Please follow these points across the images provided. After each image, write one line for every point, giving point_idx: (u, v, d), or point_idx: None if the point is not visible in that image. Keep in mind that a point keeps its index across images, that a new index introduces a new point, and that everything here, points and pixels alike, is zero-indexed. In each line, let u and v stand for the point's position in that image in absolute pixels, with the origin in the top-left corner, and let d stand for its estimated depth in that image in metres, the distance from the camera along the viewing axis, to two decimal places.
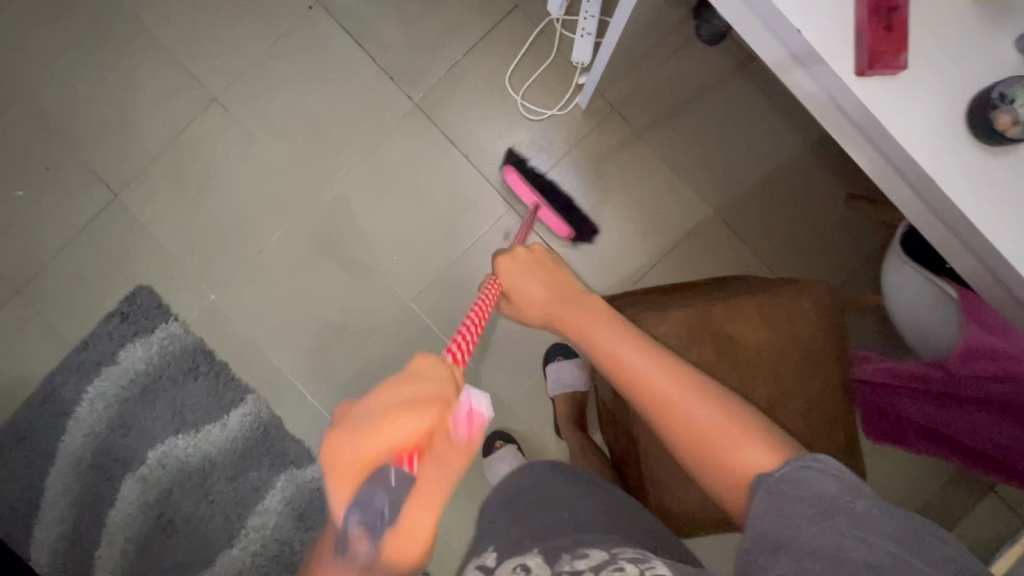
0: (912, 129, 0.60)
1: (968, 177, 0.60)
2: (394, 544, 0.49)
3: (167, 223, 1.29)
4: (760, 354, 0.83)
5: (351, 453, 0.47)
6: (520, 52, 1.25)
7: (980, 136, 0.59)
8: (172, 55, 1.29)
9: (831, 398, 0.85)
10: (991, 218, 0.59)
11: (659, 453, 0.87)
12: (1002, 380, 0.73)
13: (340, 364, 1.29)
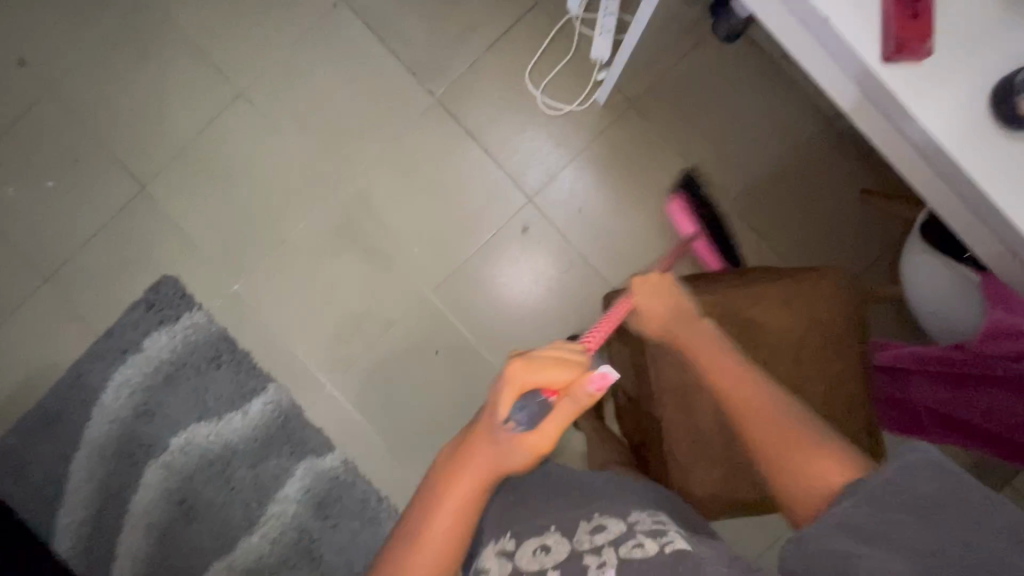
0: (936, 115, 0.61)
1: (992, 164, 0.61)
2: (532, 442, 0.67)
3: (192, 214, 1.32)
4: (780, 338, 0.85)
5: (526, 371, 0.68)
6: (540, 49, 1.27)
7: (1004, 121, 0.60)
8: (200, 51, 1.33)
9: (851, 383, 0.86)
10: (1015, 201, 0.61)
11: (682, 434, 0.89)
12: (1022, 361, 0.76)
13: (360, 355, 1.31)
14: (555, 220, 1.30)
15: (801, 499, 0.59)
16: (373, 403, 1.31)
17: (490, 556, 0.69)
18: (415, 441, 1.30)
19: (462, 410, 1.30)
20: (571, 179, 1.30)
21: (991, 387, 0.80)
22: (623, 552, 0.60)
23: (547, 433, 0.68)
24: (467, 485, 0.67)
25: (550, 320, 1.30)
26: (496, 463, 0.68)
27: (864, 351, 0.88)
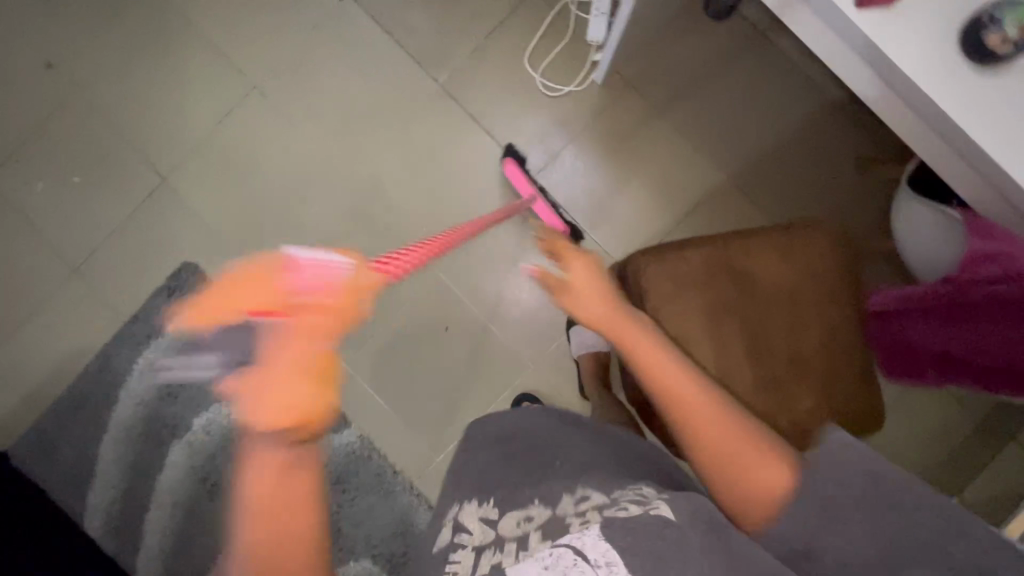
0: (907, 54, 0.66)
1: (965, 102, 0.65)
2: (269, 382, 0.48)
3: (210, 202, 1.38)
4: (776, 286, 0.91)
5: (209, 299, 0.49)
6: (538, 32, 1.32)
7: (974, 59, 0.64)
8: (217, 49, 1.39)
9: (846, 327, 0.92)
10: (987, 131, 0.65)
11: None
12: (1009, 282, 0.76)
13: (373, 333, 1.36)
14: (558, 196, 1.34)
15: (741, 501, 0.61)
16: (386, 379, 1.35)
17: (474, 520, 0.71)
18: (428, 414, 1.34)
19: (473, 385, 1.34)
20: (572, 157, 1.34)
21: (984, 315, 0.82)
22: (607, 513, 0.60)
23: (293, 380, 0.48)
24: (271, 465, 0.51)
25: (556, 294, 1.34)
26: (251, 432, 0.50)
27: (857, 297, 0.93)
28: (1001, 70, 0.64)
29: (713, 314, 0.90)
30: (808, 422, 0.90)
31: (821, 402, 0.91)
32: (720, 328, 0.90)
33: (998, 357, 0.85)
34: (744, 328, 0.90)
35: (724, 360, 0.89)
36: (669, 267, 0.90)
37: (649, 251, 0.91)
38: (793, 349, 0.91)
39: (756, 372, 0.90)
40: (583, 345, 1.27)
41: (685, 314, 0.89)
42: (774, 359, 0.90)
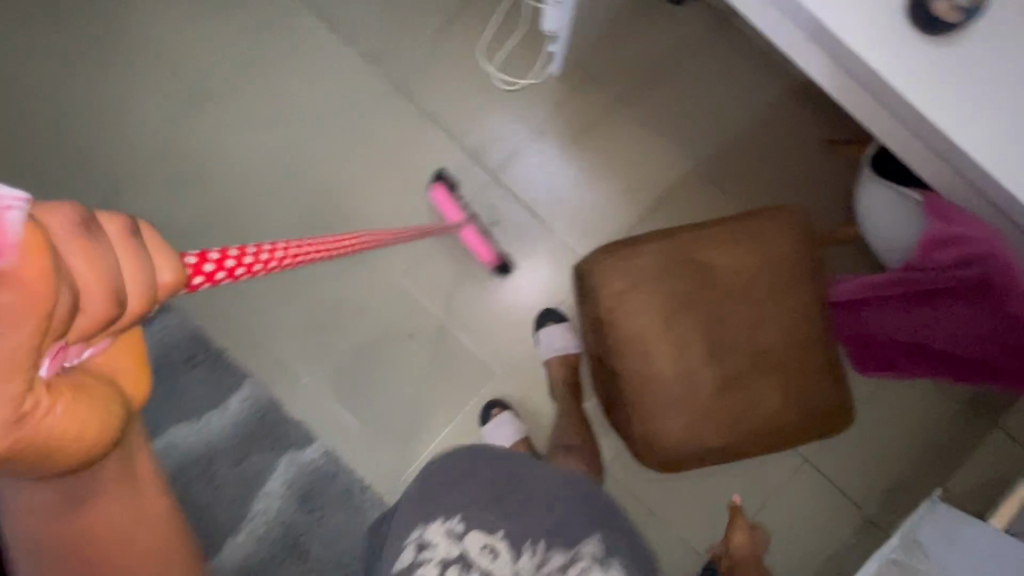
0: (847, 18, 0.63)
1: (913, 72, 0.64)
2: None
3: (158, 215, 1.31)
4: (737, 280, 0.93)
5: None
6: (491, 25, 1.28)
7: (915, 22, 0.63)
8: (159, 55, 1.33)
9: (810, 321, 0.93)
10: (922, 97, 0.64)
11: (646, 381, 0.92)
12: (967, 264, 0.77)
13: (335, 344, 1.30)
14: (520, 195, 1.29)
15: None
16: (350, 391, 1.30)
17: (437, 534, 0.78)
18: (394, 426, 1.30)
19: (440, 393, 1.29)
20: (535, 152, 1.29)
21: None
22: None
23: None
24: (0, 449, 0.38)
25: (523, 295, 1.29)
26: None
27: (823, 288, 0.95)
28: (946, 40, 0.64)
29: (672, 312, 0.92)
30: (772, 418, 0.94)
31: (785, 397, 0.94)
32: (681, 326, 0.92)
33: (947, 336, 0.89)
34: (705, 326, 0.92)
35: (686, 359, 0.92)
36: (625, 267, 0.93)
37: (603, 253, 0.95)
38: (757, 345, 0.93)
39: (719, 369, 0.93)
40: (552, 349, 1.23)
41: (642, 312, 0.92)
42: (738, 356, 0.93)
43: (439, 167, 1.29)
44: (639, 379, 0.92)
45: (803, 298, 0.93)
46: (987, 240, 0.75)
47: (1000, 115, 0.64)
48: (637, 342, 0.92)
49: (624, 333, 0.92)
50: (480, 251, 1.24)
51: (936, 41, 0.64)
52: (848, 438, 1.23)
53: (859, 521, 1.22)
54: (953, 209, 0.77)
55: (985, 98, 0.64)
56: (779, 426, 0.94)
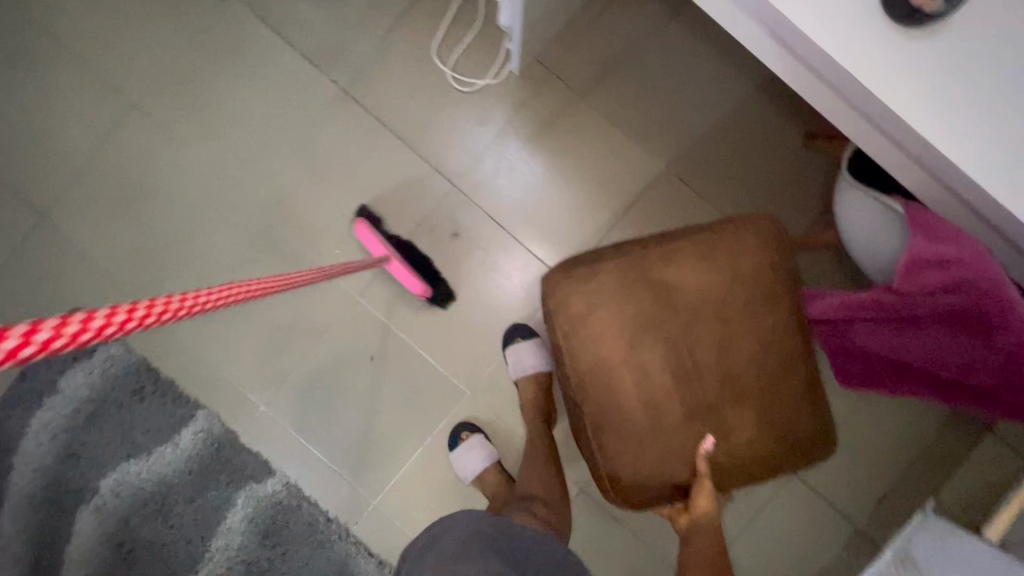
0: (815, 12, 0.57)
1: (875, 58, 0.58)
2: None
3: (97, 239, 1.22)
4: (703, 300, 0.89)
5: None
6: (445, 22, 1.18)
7: (896, 15, 0.56)
8: (83, 62, 1.22)
9: (781, 341, 0.90)
10: (900, 96, 0.58)
11: (606, 408, 0.88)
12: (956, 292, 0.71)
13: (292, 369, 1.22)
14: (482, 204, 1.21)
15: None
16: (310, 419, 1.22)
17: None
18: (358, 454, 1.22)
19: (406, 417, 1.22)
20: (498, 157, 1.21)
21: (929, 325, 0.76)
22: None
23: None
24: None
25: (491, 310, 1.22)
26: None
27: (796, 304, 0.91)
28: (921, 29, 0.57)
29: (635, 337, 0.88)
30: (743, 446, 0.90)
31: (756, 423, 0.90)
32: (645, 351, 0.88)
33: (949, 368, 0.77)
34: (670, 350, 0.88)
35: (651, 386, 0.88)
36: (584, 289, 0.89)
37: (562, 272, 0.91)
38: (725, 369, 0.89)
39: (686, 397, 0.89)
40: (522, 368, 1.16)
41: (603, 337, 0.88)
42: (706, 382, 0.89)
43: (360, 207, 1.20)
44: (601, 409, 0.88)
45: (771, 315, 0.90)
46: (973, 265, 0.69)
47: (972, 108, 0.58)
48: (598, 369, 0.88)
49: (585, 359, 0.88)
50: (410, 285, 1.16)
51: (917, 36, 0.57)
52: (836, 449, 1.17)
53: (848, 534, 1.16)
54: (948, 225, 0.70)
55: (968, 96, 0.58)
56: (750, 455, 0.91)
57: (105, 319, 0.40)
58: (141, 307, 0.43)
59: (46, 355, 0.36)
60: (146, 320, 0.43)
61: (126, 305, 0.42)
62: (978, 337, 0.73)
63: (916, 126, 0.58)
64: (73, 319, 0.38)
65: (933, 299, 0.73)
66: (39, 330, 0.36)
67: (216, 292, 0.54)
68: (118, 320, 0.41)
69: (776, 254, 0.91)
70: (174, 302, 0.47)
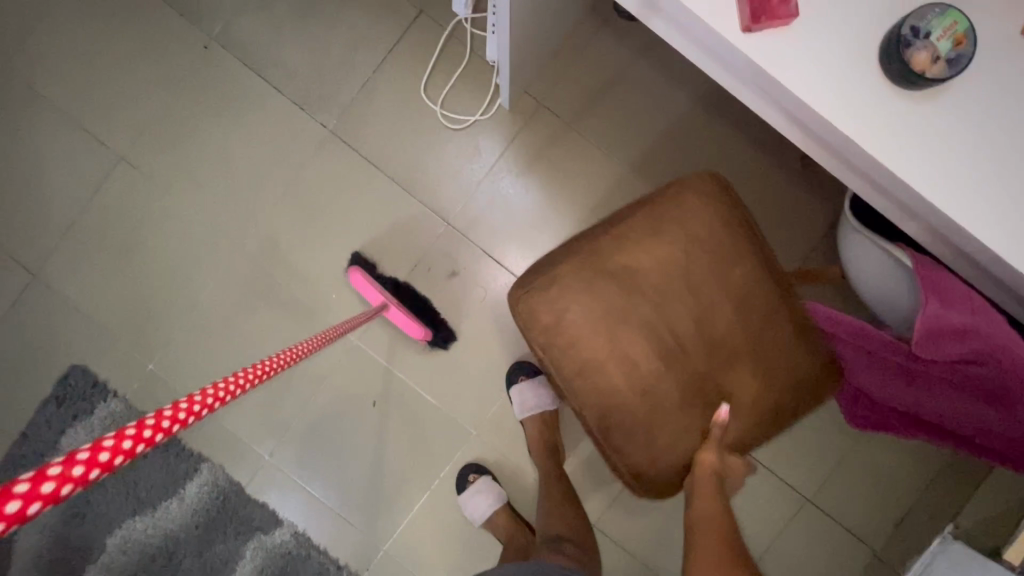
0: (814, 82, 0.56)
1: (876, 130, 0.57)
2: None
3: (92, 295, 1.21)
4: (666, 270, 0.87)
5: None
6: (432, 61, 1.17)
7: (898, 81, 0.56)
8: (69, 117, 1.20)
9: (755, 293, 0.89)
10: (905, 162, 0.57)
11: (603, 408, 0.86)
12: (976, 363, 0.70)
13: (294, 417, 1.21)
14: (479, 242, 1.19)
15: None
16: (316, 467, 1.21)
17: None
18: (365, 500, 1.21)
19: (413, 460, 1.20)
20: (492, 192, 1.19)
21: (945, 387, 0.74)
22: None
23: None
24: None
25: (493, 348, 1.20)
26: None
27: (760, 253, 0.90)
28: (920, 93, 0.56)
29: (611, 329, 0.85)
30: (745, 401, 0.90)
31: (754, 377, 0.89)
32: (623, 340, 0.86)
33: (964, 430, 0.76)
34: (650, 331, 0.86)
35: (641, 373, 0.86)
36: (546, 297, 0.85)
37: (520, 285, 0.87)
38: (707, 334, 0.88)
39: (676, 372, 0.87)
40: (527, 407, 1.15)
41: (577, 341, 0.85)
42: (693, 354, 0.88)
43: (354, 253, 1.18)
44: (595, 411, 0.86)
45: (741, 271, 0.89)
46: (990, 335, 0.68)
47: (982, 172, 0.57)
48: (583, 373, 0.85)
49: (568, 368, 0.85)
50: (409, 329, 1.14)
51: (921, 100, 0.56)
52: (849, 474, 1.15)
53: (865, 559, 1.15)
54: (956, 289, 0.71)
55: (975, 157, 0.57)
56: (755, 409, 0.90)
57: (133, 437, 0.41)
58: (163, 416, 0.44)
59: (80, 488, 0.38)
60: (170, 428, 0.44)
61: (150, 418, 0.43)
62: (992, 406, 0.72)
63: (931, 196, 0.57)
64: (103, 446, 0.39)
65: (952, 366, 0.72)
66: (72, 465, 0.38)
67: (231, 379, 0.53)
68: (144, 436, 0.42)
69: (724, 207, 0.89)
70: (195, 402, 0.47)
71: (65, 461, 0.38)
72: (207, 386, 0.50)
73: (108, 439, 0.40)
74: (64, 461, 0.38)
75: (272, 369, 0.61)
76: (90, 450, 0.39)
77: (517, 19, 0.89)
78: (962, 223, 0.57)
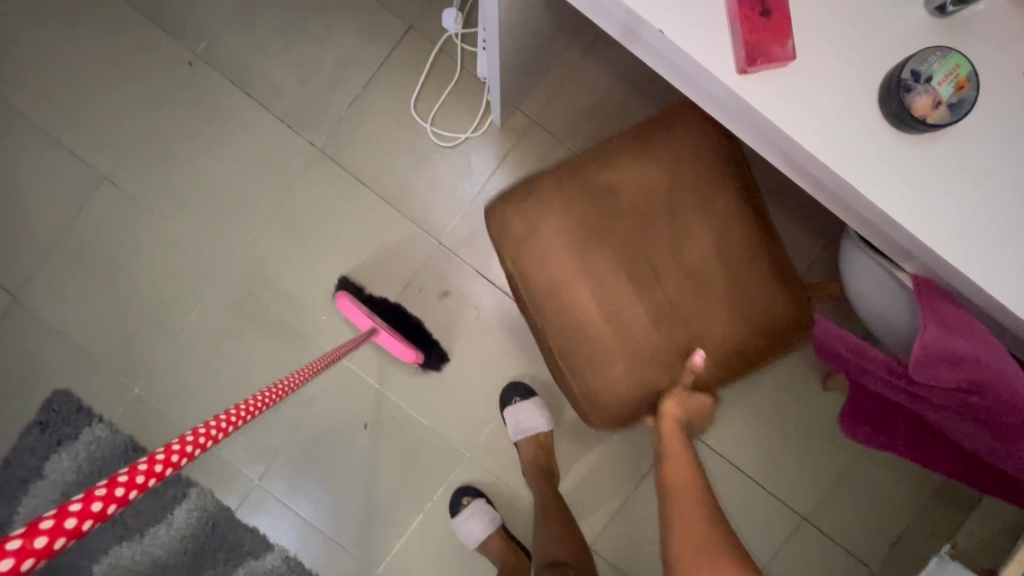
0: (811, 125, 0.55)
1: (875, 172, 0.55)
2: None
3: (75, 317, 1.18)
4: (649, 197, 0.88)
5: None
6: (421, 79, 1.15)
7: (899, 125, 0.54)
8: (50, 136, 1.17)
9: (735, 229, 0.90)
10: (909, 208, 0.55)
11: (569, 328, 0.86)
12: (976, 395, 0.59)
13: (284, 441, 1.19)
14: (471, 260, 1.18)
15: None
16: (307, 491, 1.19)
17: None
18: (357, 524, 1.19)
19: (406, 483, 1.18)
20: (483, 210, 1.18)
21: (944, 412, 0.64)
22: None
23: None
24: None
25: (487, 369, 1.18)
26: None
27: (747, 189, 0.91)
28: (923, 137, 0.55)
29: (584, 248, 0.86)
30: (718, 337, 0.89)
31: (727, 314, 0.89)
32: (596, 263, 0.86)
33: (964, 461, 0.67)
34: (623, 258, 0.87)
35: (609, 298, 0.87)
36: (526, 209, 0.86)
37: (497, 199, 0.88)
38: (682, 266, 0.89)
39: (648, 301, 0.88)
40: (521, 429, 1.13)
41: (551, 255, 0.85)
42: (665, 282, 0.89)
43: (342, 278, 1.17)
44: (563, 330, 0.86)
45: (726, 205, 0.90)
46: (991, 366, 0.59)
47: (988, 220, 0.55)
48: (555, 290, 0.86)
49: (538, 284, 0.86)
50: (401, 353, 1.11)
51: (921, 142, 0.55)
52: (845, 494, 1.15)
53: None
54: (956, 317, 0.61)
55: (978, 203, 0.55)
56: (729, 345, 0.90)
57: (103, 498, 0.37)
58: (139, 471, 0.40)
59: (42, 561, 0.34)
60: (146, 484, 0.40)
61: (123, 475, 0.39)
62: (994, 437, 0.61)
63: (934, 246, 0.55)
64: (69, 511, 0.36)
65: (949, 395, 0.60)
66: (33, 537, 0.34)
67: (217, 421, 0.49)
68: (116, 496, 0.38)
69: (717, 139, 0.90)
70: (174, 453, 0.43)
71: (26, 532, 0.34)
72: (191, 430, 0.46)
73: (74, 502, 0.36)
74: (25, 531, 0.34)
75: (261, 406, 0.57)
76: (53, 517, 0.35)
77: (508, 41, 0.87)
78: (961, 270, 0.56)
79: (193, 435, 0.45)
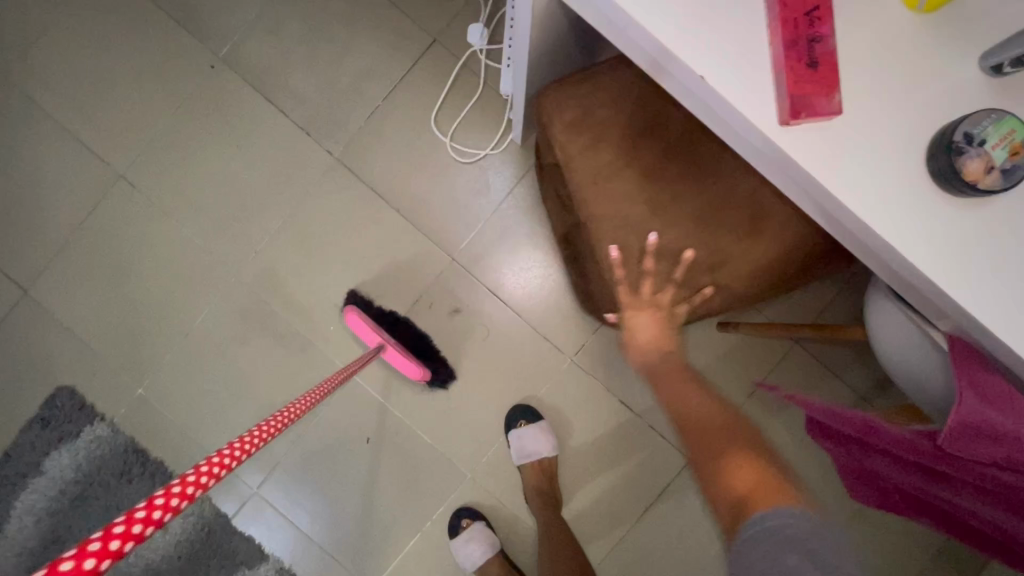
0: (853, 176, 0.53)
1: (914, 229, 0.53)
2: None
3: (83, 314, 1.17)
4: None
5: None
6: (444, 93, 1.14)
7: (947, 187, 0.52)
8: (69, 132, 1.17)
9: None
10: (946, 274, 0.53)
11: (609, 216, 0.81)
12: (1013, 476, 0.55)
13: (285, 451, 1.17)
14: (485, 275, 1.16)
15: None
16: (304, 503, 1.17)
17: None
18: (353, 540, 1.17)
19: (405, 500, 1.17)
20: (500, 224, 1.16)
21: (966, 492, 0.59)
22: None
23: None
24: None
25: (495, 389, 1.16)
26: None
27: None
28: (973, 202, 0.53)
29: (635, 139, 0.81)
30: (773, 241, 0.82)
31: (786, 217, 0.81)
32: (646, 154, 0.81)
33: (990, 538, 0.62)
34: (674, 155, 0.81)
35: (653, 192, 0.81)
36: (579, 94, 0.81)
37: (554, 84, 0.84)
38: (738, 165, 0.81)
39: (697, 199, 0.81)
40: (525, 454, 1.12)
41: (602, 144, 0.81)
42: (717, 182, 0.81)
43: (351, 291, 1.16)
44: (604, 218, 0.81)
45: None
46: None
47: None
48: (598, 181, 0.81)
49: (580, 174, 0.82)
50: (409, 371, 1.09)
51: (964, 206, 0.53)
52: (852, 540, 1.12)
53: None
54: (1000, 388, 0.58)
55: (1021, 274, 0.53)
56: (783, 250, 0.82)
57: (96, 554, 0.34)
58: (136, 520, 0.37)
59: None
60: (143, 533, 0.37)
61: (119, 526, 0.36)
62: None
63: (977, 315, 0.53)
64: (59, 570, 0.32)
65: (980, 473, 0.57)
66: None
67: (220, 456, 0.46)
68: (111, 550, 0.35)
69: None
70: (175, 496, 0.40)
71: None
72: (195, 467, 0.43)
73: (63, 560, 0.33)
74: None
75: (271, 432, 0.55)
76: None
77: (535, 62, 0.86)
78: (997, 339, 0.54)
79: (195, 475, 0.42)
